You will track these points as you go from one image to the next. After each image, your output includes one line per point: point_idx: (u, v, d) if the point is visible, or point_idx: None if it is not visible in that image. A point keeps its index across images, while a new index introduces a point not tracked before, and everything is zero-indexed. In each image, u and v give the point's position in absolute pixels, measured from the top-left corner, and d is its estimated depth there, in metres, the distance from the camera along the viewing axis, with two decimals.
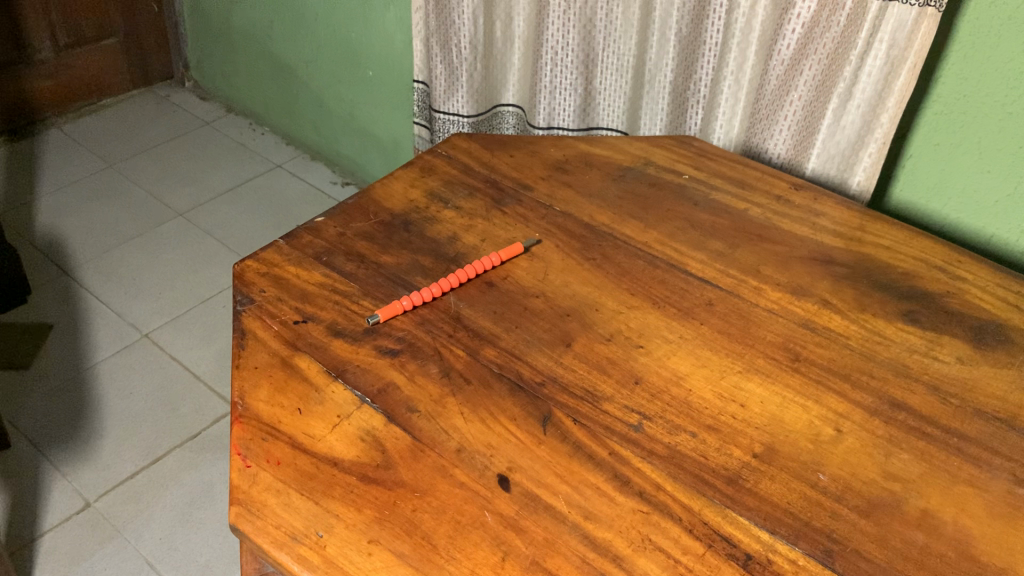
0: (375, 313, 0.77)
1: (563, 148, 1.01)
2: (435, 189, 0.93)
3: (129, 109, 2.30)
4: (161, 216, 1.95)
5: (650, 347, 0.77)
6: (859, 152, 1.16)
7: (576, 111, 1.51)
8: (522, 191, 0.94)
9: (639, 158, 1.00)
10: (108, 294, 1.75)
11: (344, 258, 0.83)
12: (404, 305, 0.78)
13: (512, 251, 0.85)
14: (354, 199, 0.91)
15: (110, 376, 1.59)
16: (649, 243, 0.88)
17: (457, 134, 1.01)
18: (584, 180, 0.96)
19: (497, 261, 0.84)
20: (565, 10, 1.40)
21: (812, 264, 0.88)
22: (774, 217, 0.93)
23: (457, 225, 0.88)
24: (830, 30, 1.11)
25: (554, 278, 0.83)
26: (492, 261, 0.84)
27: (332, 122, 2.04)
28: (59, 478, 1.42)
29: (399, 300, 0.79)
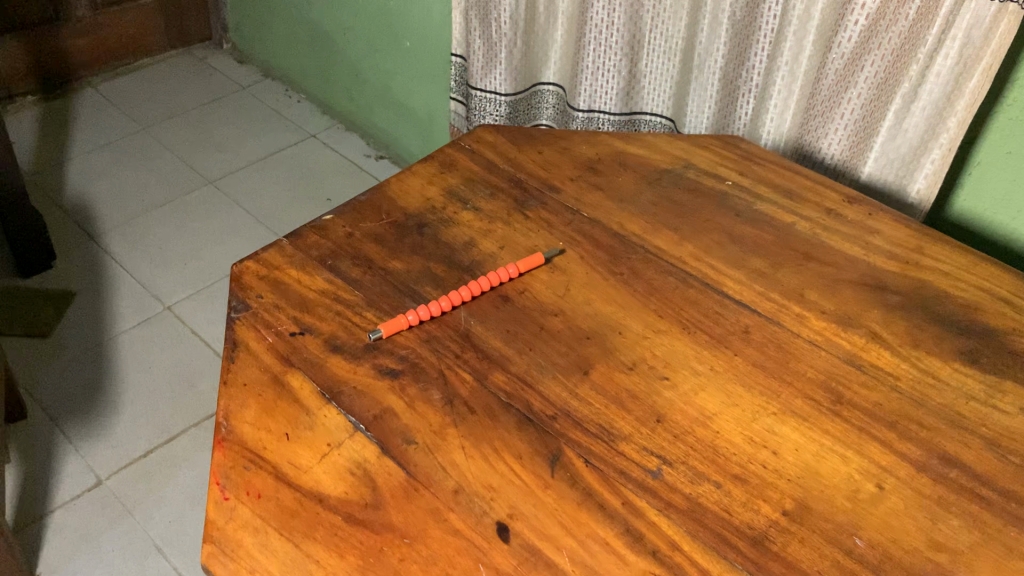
0: (378, 328, 0.71)
1: (596, 146, 0.93)
2: (454, 187, 0.86)
3: (166, 70, 2.26)
4: (191, 183, 1.92)
5: (676, 380, 0.70)
6: (920, 159, 1.07)
7: (619, 95, 1.42)
8: (548, 192, 0.86)
9: (679, 159, 0.92)
10: (133, 262, 1.72)
11: (350, 263, 0.77)
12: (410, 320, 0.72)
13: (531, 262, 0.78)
14: (367, 195, 0.84)
15: (130, 349, 1.56)
16: (683, 258, 0.81)
17: (483, 126, 0.94)
18: (616, 183, 0.88)
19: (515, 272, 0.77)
20: None
21: (862, 290, 0.79)
22: (824, 234, 0.85)
23: (475, 230, 0.82)
24: (898, 23, 1.01)
25: (576, 295, 0.76)
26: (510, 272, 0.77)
27: (368, 93, 1.98)
28: (72, 452, 1.40)
29: (405, 313, 0.72)
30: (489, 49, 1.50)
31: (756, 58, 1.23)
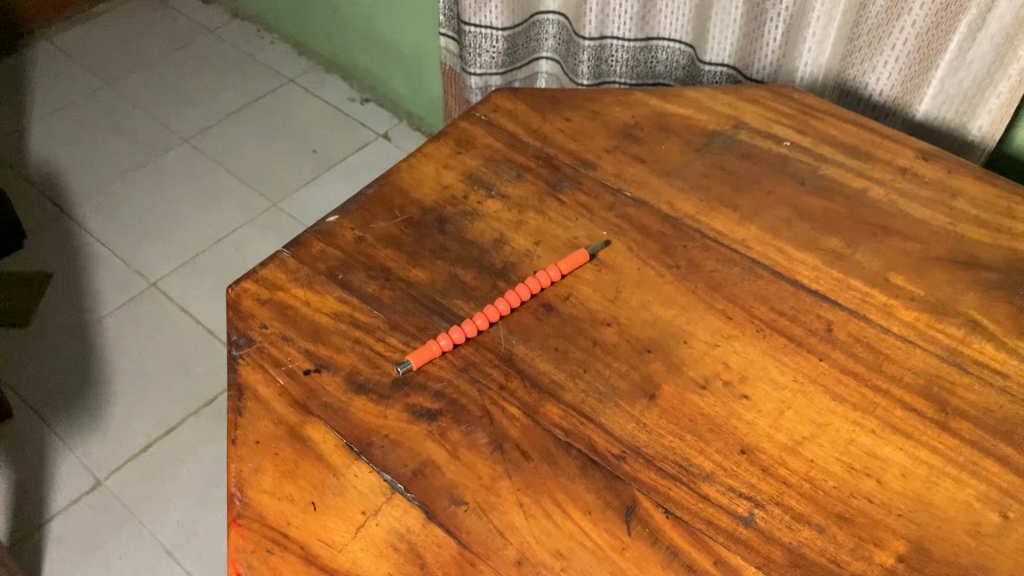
0: (406, 358, 0.61)
1: (631, 107, 0.81)
2: (474, 169, 0.74)
3: (124, 16, 2.08)
4: (164, 143, 1.77)
5: (757, 399, 0.61)
6: (985, 93, 0.95)
7: (634, 19, 1.22)
8: (583, 170, 0.75)
9: (726, 118, 0.80)
10: (111, 235, 1.60)
11: (365, 275, 0.66)
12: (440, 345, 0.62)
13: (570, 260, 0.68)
14: (375, 187, 0.73)
15: (116, 332, 1.46)
16: (747, 242, 0.70)
17: (500, 91, 0.82)
18: (659, 152, 0.77)
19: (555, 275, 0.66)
20: None
21: (953, 268, 0.69)
22: (901, 202, 0.74)
23: (504, 223, 0.71)
24: None
25: (629, 298, 0.66)
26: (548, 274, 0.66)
27: (348, 32, 1.81)
28: (66, 452, 1.31)
29: (435, 339, 0.62)
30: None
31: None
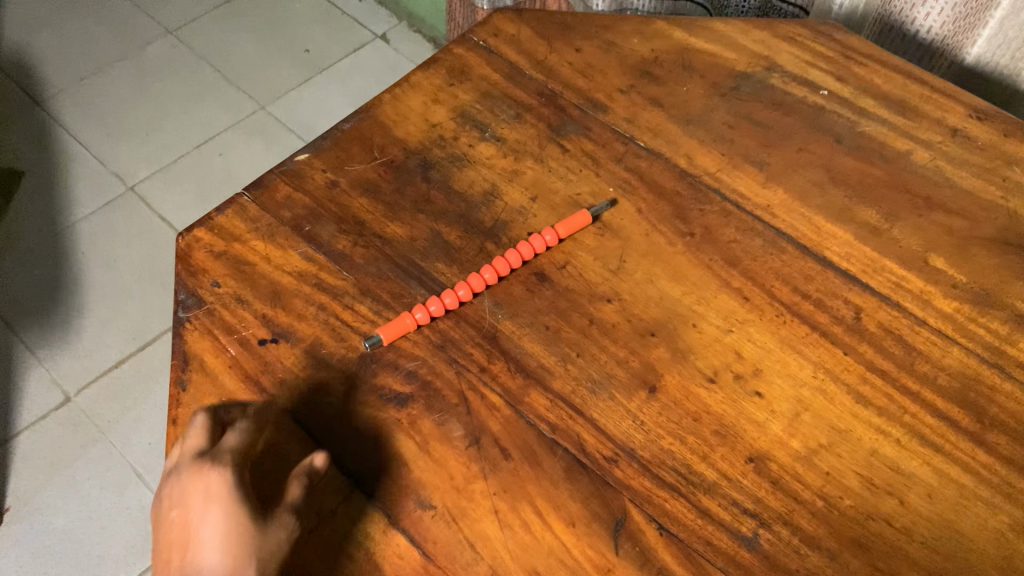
0: (376, 333, 0.53)
1: (650, 38, 0.71)
2: (467, 105, 0.65)
3: None
4: (147, 34, 1.65)
5: (770, 397, 0.54)
6: None
7: None
8: (591, 112, 0.66)
9: (758, 58, 0.70)
10: (87, 133, 1.50)
11: (335, 228, 0.58)
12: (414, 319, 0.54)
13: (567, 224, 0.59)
14: (352, 122, 0.64)
15: (90, 239, 1.38)
16: (771, 208, 0.62)
17: (502, 12, 0.72)
18: (679, 95, 0.67)
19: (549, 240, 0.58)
20: None
21: (1004, 250, 0.61)
22: (948, 168, 0.65)
23: (497, 172, 0.62)
24: None
25: (633, 270, 0.58)
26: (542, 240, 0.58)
27: None
28: (35, 365, 1.25)
29: (409, 312, 0.54)
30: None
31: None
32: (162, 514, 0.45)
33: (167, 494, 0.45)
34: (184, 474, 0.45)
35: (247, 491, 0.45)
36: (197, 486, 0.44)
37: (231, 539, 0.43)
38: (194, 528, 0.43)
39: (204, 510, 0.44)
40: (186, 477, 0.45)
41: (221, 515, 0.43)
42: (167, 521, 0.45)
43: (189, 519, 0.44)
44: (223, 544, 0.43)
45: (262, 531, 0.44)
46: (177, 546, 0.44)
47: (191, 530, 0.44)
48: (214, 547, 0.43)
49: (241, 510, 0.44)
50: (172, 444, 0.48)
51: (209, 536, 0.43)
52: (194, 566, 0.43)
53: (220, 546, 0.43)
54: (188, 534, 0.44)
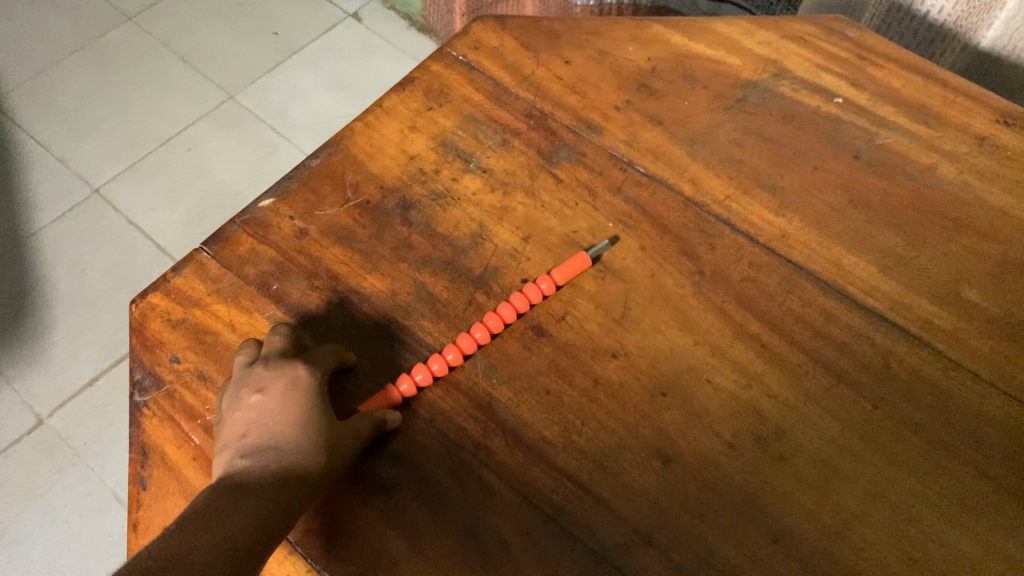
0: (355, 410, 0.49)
1: (646, 45, 0.65)
2: (448, 132, 0.59)
3: None
4: (103, 21, 1.56)
5: (796, 461, 0.49)
6: None
7: None
8: (585, 134, 0.60)
9: (765, 63, 0.64)
10: (45, 132, 1.42)
11: (306, 286, 0.52)
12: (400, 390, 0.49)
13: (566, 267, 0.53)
14: (320, 156, 0.58)
15: (55, 246, 1.31)
16: (787, 239, 0.56)
17: (482, 20, 0.65)
18: (681, 110, 0.61)
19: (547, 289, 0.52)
20: None
21: None
22: (977, 184, 0.59)
23: (485, 208, 0.56)
24: None
25: (640, 318, 0.53)
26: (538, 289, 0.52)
27: None
28: (4, 386, 1.19)
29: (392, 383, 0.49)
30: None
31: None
32: (235, 396, 0.46)
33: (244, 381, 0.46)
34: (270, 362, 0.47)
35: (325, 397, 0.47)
36: (281, 374, 0.46)
37: (308, 430, 0.45)
38: (271, 411, 0.45)
39: (291, 397, 0.45)
40: (273, 365, 0.47)
41: (302, 405, 0.45)
42: (243, 406, 0.45)
43: (267, 401, 0.45)
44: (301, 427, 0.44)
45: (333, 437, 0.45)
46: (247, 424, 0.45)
47: (267, 412, 0.45)
48: (293, 429, 0.44)
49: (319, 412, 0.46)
50: (243, 338, 0.50)
51: (288, 422, 0.45)
52: (266, 443, 0.44)
53: (297, 430, 0.44)
54: (261, 416, 0.45)
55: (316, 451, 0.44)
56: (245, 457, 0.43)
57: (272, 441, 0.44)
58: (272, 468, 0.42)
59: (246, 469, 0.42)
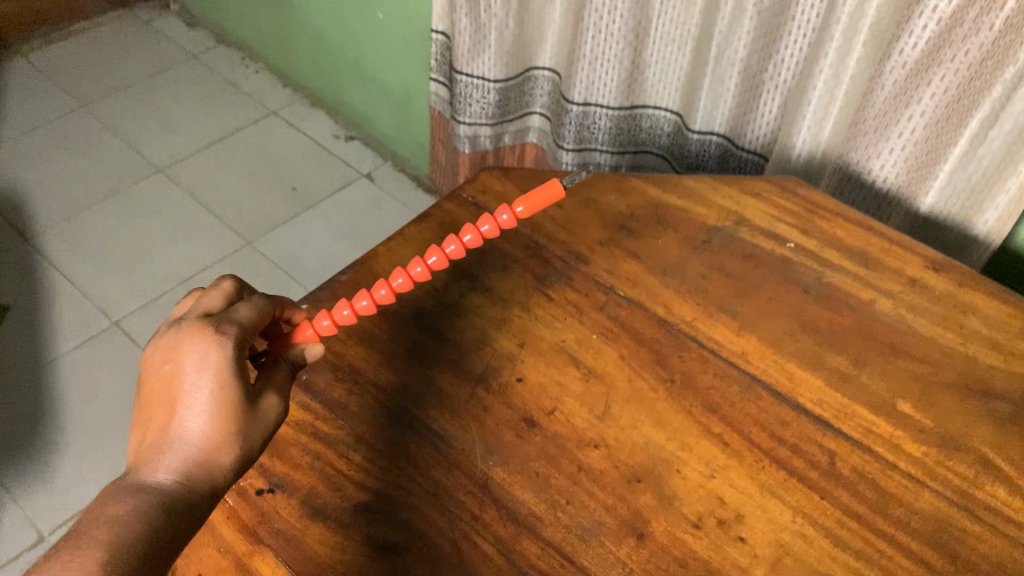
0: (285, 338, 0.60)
1: (627, 194, 0.76)
2: (457, 257, 0.69)
3: (102, 36, 2.02)
4: (136, 171, 1.71)
5: (754, 541, 0.55)
6: (993, 187, 0.90)
7: (620, 88, 1.16)
8: (574, 263, 0.70)
9: (728, 212, 0.76)
10: (73, 267, 1.53)
11: (331, 378, 0.61)
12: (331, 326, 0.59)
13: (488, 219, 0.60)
14: (348, 273, 0.68)
15: (72, 373, 1.38)
16: (746, 355, 0.65)
17: (489, 169, 0.77)
18: (656, 247, 0.72)
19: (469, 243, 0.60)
20: None
21: (966, 396, 0.64)
22: (908, 316, 0.69)
23: (487, 320, 0.65)
24: (979, 34, 0.80)
25: (618, 416, 0.61)
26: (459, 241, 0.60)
27: (336, 66, 1.74)
28: (9, 503, 1.23)
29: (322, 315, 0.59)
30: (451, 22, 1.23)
31: (785, 52, 0.98)
32: (154, 361, 0.50)
33: (158, 351, 0.50)
34: (181, 330, 0.50)
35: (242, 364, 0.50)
36: (189, 347, 0.49)
37: (218, 404, 0.48)
38: (182, 389, 0.48)
39: (199, 376, 0.48)
40: (187, 337, 0.49)
41: (216, 378, 0.49)
42: (159, 375, 0.49)
43: (178, 378, 0.48)
44: (212, 414, 0.48)
45: (247, 416, 0.49)
46: (160, 402, 0.49)
47: (180, 388, 0.48)
48: (201, 415, 0.48)
49: (234, 388, 0.49)
50: None
51: (198, 405, 0.48)
52: (178, 429, 0.48)
53: (207, 415, 0.48)
54: (173, 393, 0.48)
55: (225, 443, 0.48)
56: (155, 448, 0.47)
57: (182, 425, 0.48)
58: (179, 465, 0.46)
59: (154, 457, 0.47)
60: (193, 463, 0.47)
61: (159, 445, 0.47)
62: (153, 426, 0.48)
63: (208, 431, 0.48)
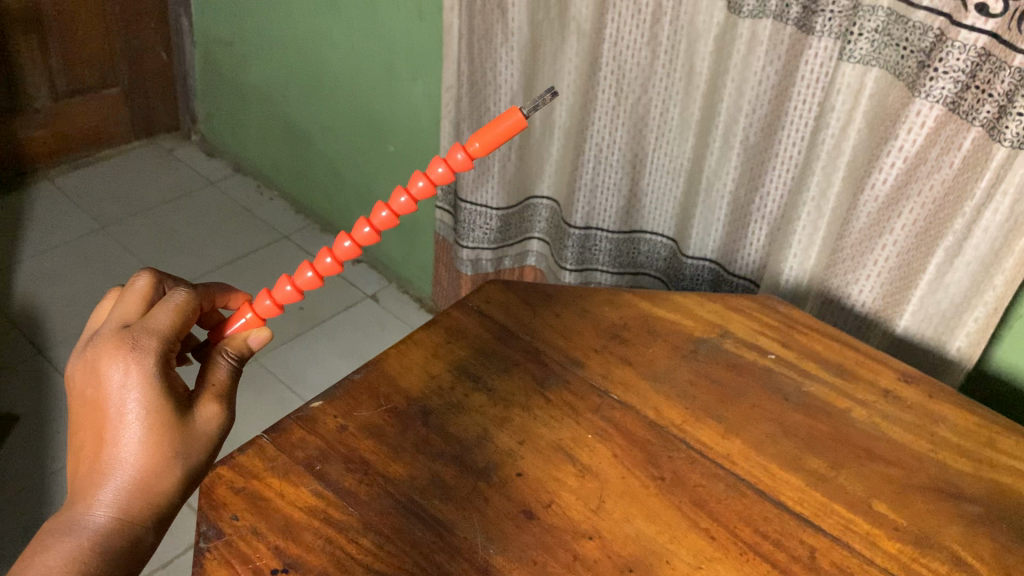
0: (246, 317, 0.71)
1: (620, 307, 0.83)
2: (463, 360, 0.75)
3: (126, 163, 2.14)
4: None
5: None
6: (963, 314, 0.92)
7: (619, 213, 1.25)
8: (570, 368, 0.76)
9: (712, 325, 0.82)
10: None
11: (343, 468, 0.65)
12: (275, 304, 0.71)
13: (385, 209, 0.68)
14: (361, 372, 0.73)
15: None
16: (731, 455, 0.70)
17: (493, 283, 0.84)
18: (646, 356, 0.78)
19: (372, 236, 0.68)
20: (614, 105, 1.16)
21: (938, 498, 0.68)
22: (883, 423, 0.74)
23: (488, 418, 0.70)
24: (940, 171, 0.88)
25: (611, 509, 0.65)
26: (363, 233, 0.68)
27: (347, 194, 1.85)
28: None
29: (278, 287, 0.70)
30: None
31: (770, 185, 1.07)
32: (86, 386, 0.58)
33: (86, 371, 0.58)
34: (101, 351, 0.57)
35: (163, 379, 0.59)
36: (111, 370, 0.57)
37: (145, 425, 0.57)
38: (111, 413, 0.57)
39: (123, 398, 0.57)
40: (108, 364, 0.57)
41: (139, 399, 0.57)
42: (92, 397, 0.58)
43: (106, 404, 0.57)
44: (140, 435, 0.57)
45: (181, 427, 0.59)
46: (97, 423, 0.58)
47: (111, 412, 0.57)
48: (133, 437, 0.57)
49: (162, 406, 0.58)
50: (290, 503, 0.62)
51: (128, 430, 0.57)
52: (116, 452, 0.57)
53: (136, 436, 0.57)
54: (104, 416, 0.57)
55: (163, 460, 0.57)
56: (99, 473, 0.57)
57: (117, 448, 0.57)
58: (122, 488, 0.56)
59: (101, 481, 0.56)
60: (129, 487, 0.56)
61: (101, 470, 0.57)
62: (93, 446, 0.58)
63: (140, 450, 0.57)
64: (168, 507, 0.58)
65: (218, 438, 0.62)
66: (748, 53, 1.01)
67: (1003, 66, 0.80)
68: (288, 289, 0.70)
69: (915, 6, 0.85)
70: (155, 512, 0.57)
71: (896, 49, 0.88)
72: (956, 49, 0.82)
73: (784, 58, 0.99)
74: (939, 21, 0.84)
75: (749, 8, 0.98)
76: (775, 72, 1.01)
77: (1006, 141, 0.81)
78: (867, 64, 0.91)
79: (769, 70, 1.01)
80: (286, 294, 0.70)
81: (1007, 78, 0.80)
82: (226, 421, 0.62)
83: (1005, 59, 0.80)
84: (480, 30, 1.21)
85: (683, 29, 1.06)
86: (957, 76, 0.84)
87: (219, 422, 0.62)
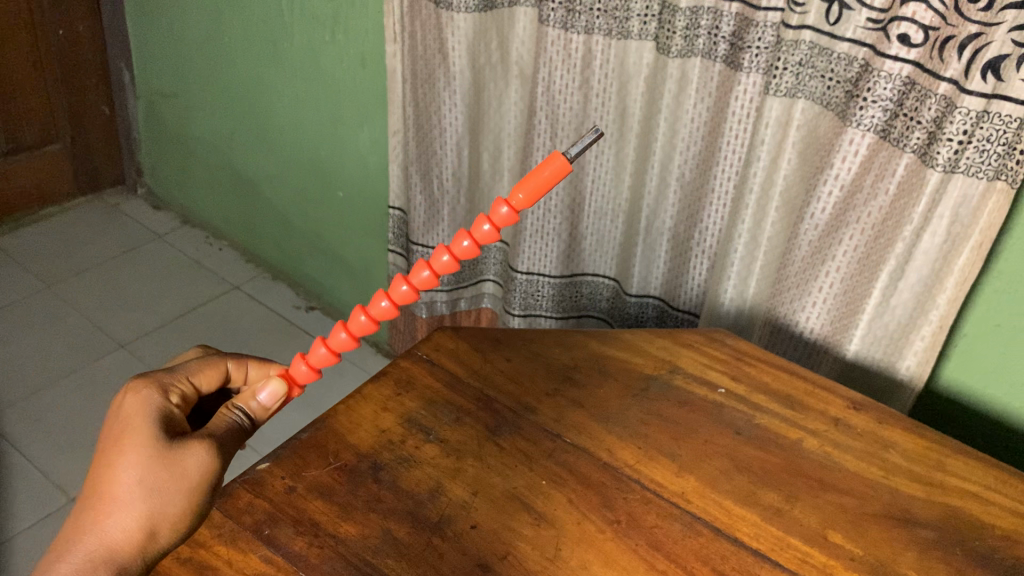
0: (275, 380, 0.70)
1: (570, 348, 0.83)
2: (413, 411, 0.74)
3: (71, 220, 2.10)
4: (100, 348, 1.73)
5: None
6: (909, 335, 0.94)
7: (559, 258, 1.24)
8: (522, 413, 0.75)
9: (662, 362, 0.83)
10: (31, 445, 1.51)
11: (292, 531, 0.63)
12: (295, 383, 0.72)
13: (385, 299, 0.67)
14: (309, 431, 0.72)
15: (28, 550, 1.34)
16: (686, 494, 0.70)
17: (441, 330, 0.83)
18: (597, 397, 0.78)
19: (390, 310, 0.67)
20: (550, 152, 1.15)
21: (891, 526, 0.69)
22: (835, 453, 0.75)
23: (440, 470, 0.69)
24: (876, 198, 0.90)
25: (569, 557, 0.64)
26: (382, 307, 0.67)
27: (298, 242, 1.84)
28: None
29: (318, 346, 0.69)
30: (405, 194, 1.34)
31: (709, 220, 1.09)
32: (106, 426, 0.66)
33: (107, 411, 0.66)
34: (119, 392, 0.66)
35: (156, 414, 0.63)
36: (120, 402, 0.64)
37: (129, 454, 0.61)
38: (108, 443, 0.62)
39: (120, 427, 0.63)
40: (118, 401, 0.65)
41: (130, 428, 0.62)
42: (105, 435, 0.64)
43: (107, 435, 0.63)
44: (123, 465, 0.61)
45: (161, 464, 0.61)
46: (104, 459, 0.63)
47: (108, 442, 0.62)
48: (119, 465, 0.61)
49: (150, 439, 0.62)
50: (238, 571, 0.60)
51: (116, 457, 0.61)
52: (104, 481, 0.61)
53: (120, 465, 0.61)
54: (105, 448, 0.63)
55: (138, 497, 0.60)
56: (86, 504, 0.61)
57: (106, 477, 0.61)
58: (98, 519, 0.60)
59: (87, 510, 0.60)
60: (106, 517, 0.60)
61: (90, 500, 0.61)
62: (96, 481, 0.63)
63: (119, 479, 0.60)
64: (135, 546, 0.60)
65: (207, 483, 0.63)
66: (679, 92, 1.04)
67: (928, 94, 0.82)
68: (305, 369, 0.71)
69: (838, 38, 0.87)
70: (124, 548, 0.60)
71: (822, 80, 0.90)
72: (883, 78, 0.84)
73: (715, 94, 1.01)
74: (864, 52, 0.85)
75: (677, 47, 1.00)
76: (707, 109, 1.03)
77: (940, 166, 0.83)
78: (793, 96, 0.92)
79: (701, 107, 1.03)
80: (319, 356, 0.69)
81: (934, 105, 0.82)
82: (218, 465, 0.64)
83: (930, 87, 0.82)
84: (422, 75, 1.21)
85: (612, 71, 1.06)
86: (885, 105, 0.85)
87: (208, 464, 0.63)
